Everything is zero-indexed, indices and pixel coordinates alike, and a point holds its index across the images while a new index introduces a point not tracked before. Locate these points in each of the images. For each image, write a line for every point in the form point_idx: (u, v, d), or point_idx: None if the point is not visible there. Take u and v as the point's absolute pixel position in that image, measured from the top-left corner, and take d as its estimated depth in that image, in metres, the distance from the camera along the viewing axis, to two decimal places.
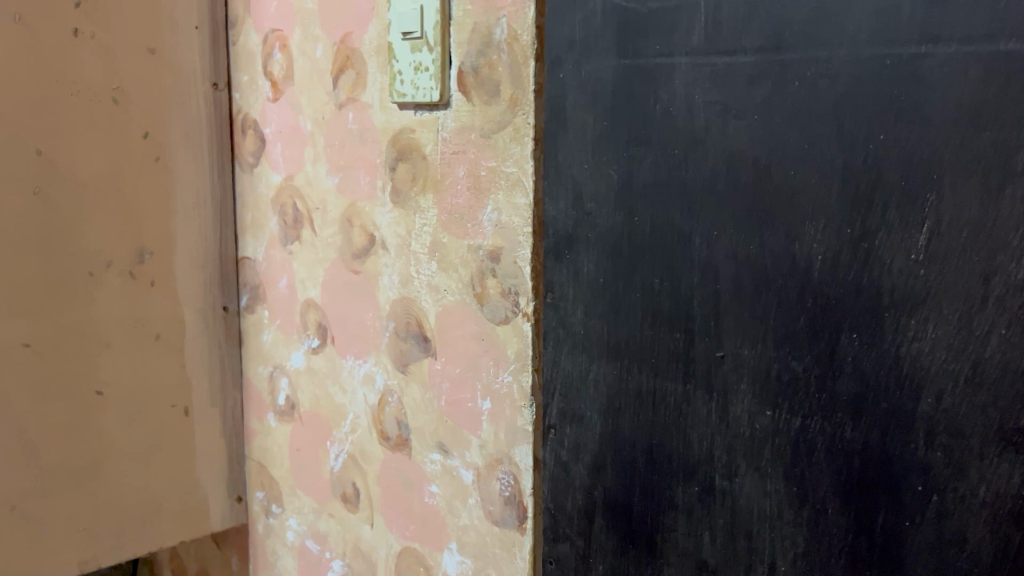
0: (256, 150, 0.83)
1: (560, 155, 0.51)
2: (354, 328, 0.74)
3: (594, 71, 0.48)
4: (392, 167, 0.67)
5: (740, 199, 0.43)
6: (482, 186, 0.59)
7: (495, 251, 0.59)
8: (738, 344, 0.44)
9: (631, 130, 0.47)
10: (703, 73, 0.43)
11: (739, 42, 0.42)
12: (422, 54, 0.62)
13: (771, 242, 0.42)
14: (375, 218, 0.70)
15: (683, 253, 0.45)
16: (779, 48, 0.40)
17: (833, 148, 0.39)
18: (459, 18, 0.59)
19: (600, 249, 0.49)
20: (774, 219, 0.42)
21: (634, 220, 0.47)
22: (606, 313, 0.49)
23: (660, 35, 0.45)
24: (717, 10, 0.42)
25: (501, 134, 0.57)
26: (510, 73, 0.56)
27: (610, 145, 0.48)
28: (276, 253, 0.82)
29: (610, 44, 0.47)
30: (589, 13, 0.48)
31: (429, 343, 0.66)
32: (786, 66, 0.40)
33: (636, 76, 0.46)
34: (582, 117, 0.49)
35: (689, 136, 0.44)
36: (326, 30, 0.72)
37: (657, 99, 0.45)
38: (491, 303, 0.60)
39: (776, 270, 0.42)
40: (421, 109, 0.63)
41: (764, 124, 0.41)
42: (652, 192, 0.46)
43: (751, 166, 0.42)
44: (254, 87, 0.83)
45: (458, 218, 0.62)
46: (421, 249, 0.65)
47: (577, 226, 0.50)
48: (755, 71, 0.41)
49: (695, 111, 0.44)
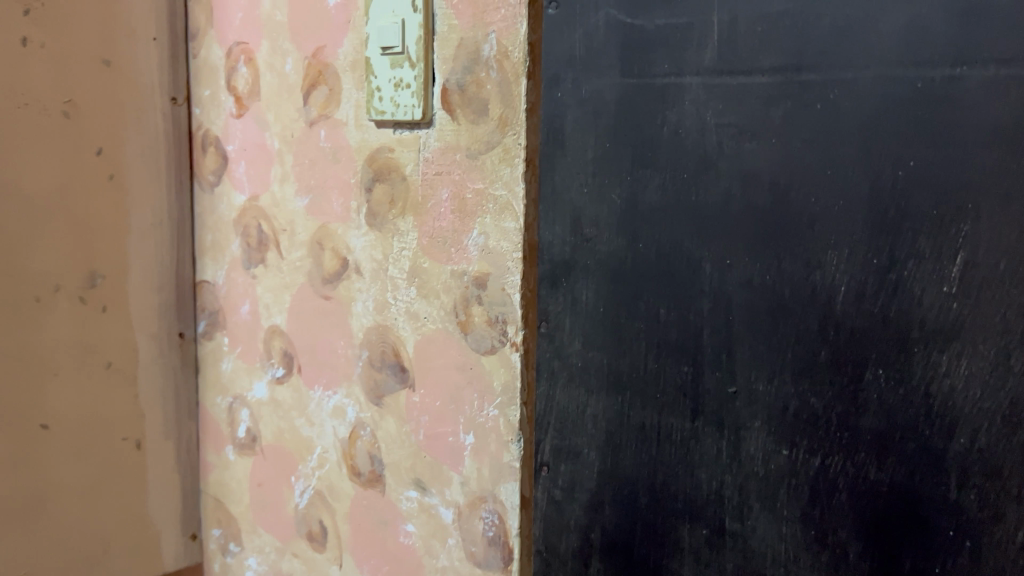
0: (217, 169, 0.79)
1: (558, 177, 0.48)
2: (323, 357, 0.70)
3: (594, 89, 0.46)
4: (368, 187, 0.64)
5: (755, 224, 0.40)
6: (467, 209, 0.56)
7: (481, 277, 0.56)
8: (752, 379, 0.41)
9: (635, 152, 0.44)
10: (715, 94, 0.41)
11: (756, 61, 0.39)
12: (403, 70, 0.59)
13: (790, 271, 0.40)
14: (348, 241, 0.66)
15: (692, 282, 0.43)
16: (800, 68, 0.38)
17: (859, 173, 0.37)
18: (444, 33, 0.56)
19: (600, 276, 0.47)
20: (793, 246, 0.39)
21: (638, 247, 0.45)
22: (606, 344, 0.47)
23: (669, 52, 0.42)
24: (732, 28, 0.40)
25: (489, 155, 0.55)
26: (499, 91, 0.53)
27: (611, 167, 0.45)
28: (237, 277, 0.78)
29: (612, 61, 0.45)
30: (590, 29, 0.46)
31: (407, 374, 0.63)
32: (806, 87, 0.38)
33: (641, 95, 0.44)
34: (581, 137, 0.47)
35: (699, 159, 0.42)
36: (297, 44, 0.69)
37: (665, 120, 0.43)
38: (476, 332, 0.57)
39: (795, 300, 0.40)
40: (401, 128, 0.60)
41: (783, 147, 0.39)
42: (659, 217, 0.44)
43: (768, 190, 0.40)
44: (216, 102, 0.79)
45: (441, 242, 0.59)
46: (400, 274, 0.62)
47: (575, 251, 0.48)
48: (773, 91, 0.39)
49: (706, 133, 0.41)
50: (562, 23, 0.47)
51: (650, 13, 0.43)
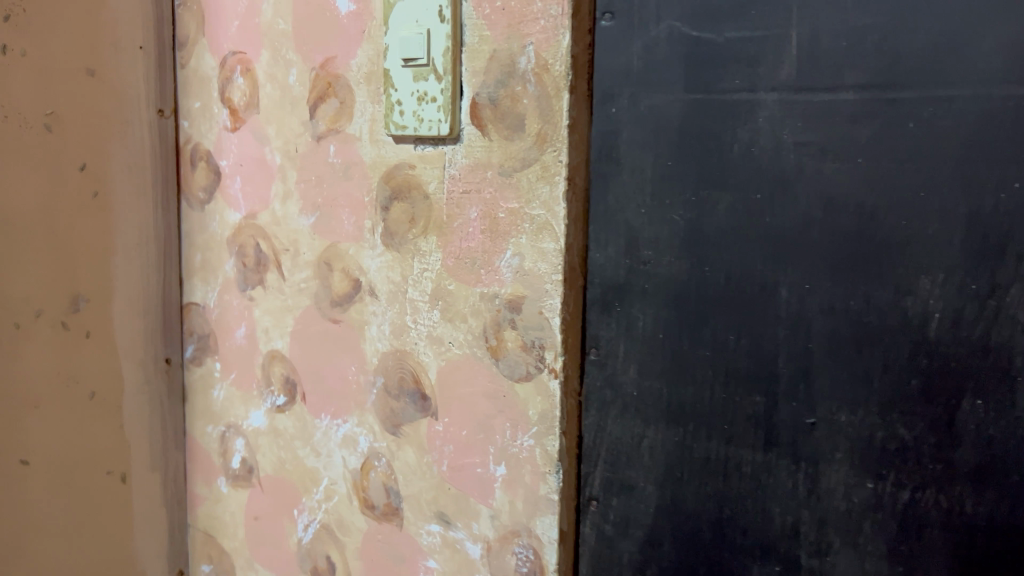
0: (209, 185, 0.75)
1: (611, 197, 0.46)
2: (331, 383, 0.66)
3: (654, 105, 0.43)
4: (385, 206, 0.61)
5: (840, 247, 0.38)
6: (499, 229, 0.54)
7: (514, 300, 0.54)
8: (834, 410, 0.39)
9: (701, 171, 0.42)
10: (793, 111, 0.39)
11: (840, 77, 0.38)
12: (428, 83, 0.56)
13: (877, 296, 0.38)
14: (361, 261, 0.63)
15: (766, 307, 0.41)
16: (890, 86, 0.36)
17: (956, 195, 0.35)
18: (474, 45, 0.54)
19: (659, 302, 0.44)
20: (881, 271, 0.37)
21: (703, 271, 0.42)
22: (665, 373, 0.44)
23: (740, 67, 0.40)
24: (814, 42, 0.38)
25: (525, 173, 0.52)
26: (537, 105, 0.51)
27: (672, 186, 0.43)
28: (231, 299, 0.74)
29: (675, 76, 0.42)
30: (650, 42, 0.43)
31: (428, 402, 0.59)
32: (897, 105, 0.36)
33: (709, 111, 0.41)
34: (638, 155, 0.44)
35: (776, 179, 0.40)
36: (302, 54, 0.66)
37: (736, 137, 0.41)
38: (509, 359, 0.54)
39: (883, 327, 0.38)
40: (424, 144, 0.57)
41: (871, 167, 0.37)
42: (729, 239, 0.41)
43: (853, 212, 0.38)
44: (207, 114, 0.75)
45: (469, 263, 0.56)
46: (421, 297, 0.59)
47: (630, 275, 0.45)
48: (859, 109, 0.37)
49: (784, 152, 0.40)
50: (618, 35, 0.45)
51: (720, 26, 0.41)
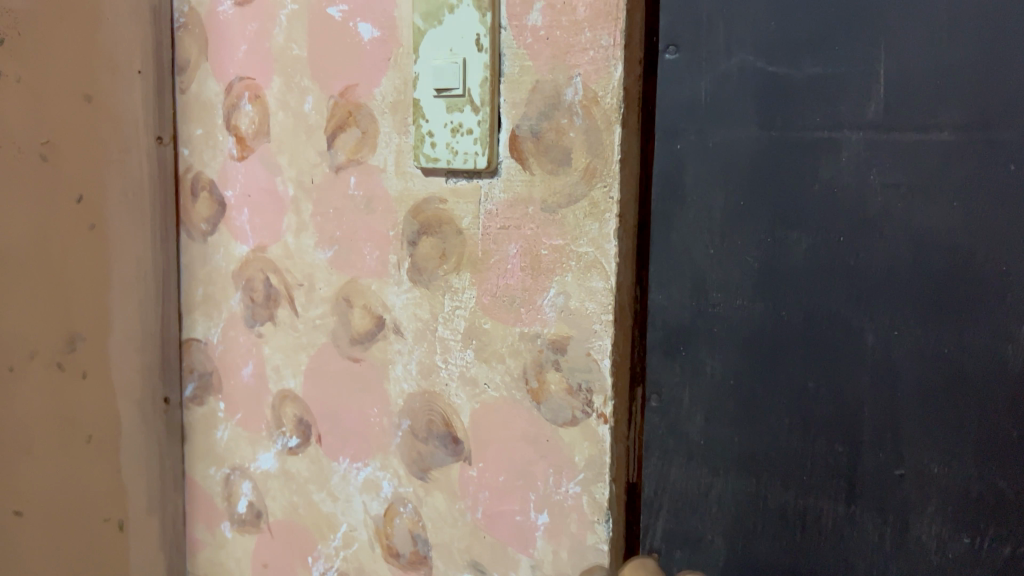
0: (212, 216, 0.72)
1: (674, 235, 0.43)
2: (351, 425, 0.63)
3: (724, 140, 0.41)
4: (413, 240, 0.58)
5: (934, 292, 0.37)
6: (542, 266, 0.51)
7: (559, 341, 0.51)
8: (926, 460, 0.38)
9: (778, 212, 0.40)
10: (881, 152, 0.38)
11: (933, 117, 0.36)
12: (463, 114, 0.53)
13: (972, 342, 0.37)
14: (385, 297, 0.60)
15: (851, 353, 0.39)
16: (987, 126, 0.35)
17: None
18: (514, 76, 0.52)
19: (731, 347, 0.42)
20: (978, 316, 0.36)
21: (780, 315, 0.41)
22: (736, 420, 0.42)
23: (821, 104, 0.39)
24: (903, 80, 0.37)
25: (571, 209, 0.50)
26: (586, 139, 0.49)
27: (745, 227, 0.41)
28: (238, 335, 0.70)
29: (748, 112, 0.41)
30: (720, 75, 0.41)
31: (461, 446, 0.57)
32: (995, 146, 0.35)
33: (786, 149, 0.40)
34: (706, 193, 0.42)
35: (862, 219, 0.38)
36: (319, 81, 0.63)
37: (817, 177, 0.39)
38: (552, 402, 0.52)
39: (980, 374, 0.37)
40: (457, 177, 0.55)
41: (968, 211, 0.36)
42: (810, 282, 0.40)
43: (948, 256, 0.36)
44: (210, 142, 0.71)
45: (507, 301, 0.53)
46: (453, 336, 0.57)
47: (697, 318, 0.43)
48: (955, 152, 0.36)
49: (870, 193, 0.38)
50: (681, 68, 0.43)
51: (798, 62, 0.39)
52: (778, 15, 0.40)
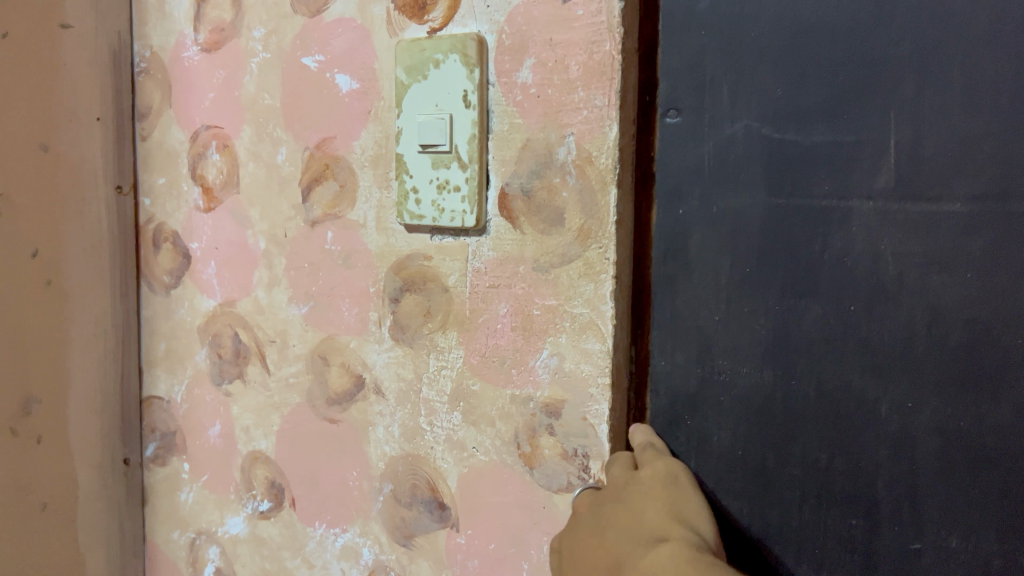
0: (176, 269, 0.69)
1: (680, 301, 0.45)
2: (328, 489, 0.61)
3: (731, 208, 0.42)
4: (395, 297, 0.57)
5: (950, 367, 0.37)
6: (534, 327, 0.50)
7: (553, 404, 0.50)
8: (943, 531, 0.38)
9: (789, 281, 0.41)
10: (890, 220, 0.38)
11: (948, 187, 0.36)
12: (450, 171, 0.52)
13: (992, 416, 0.37)
14: (365, 356, 0.58)
15: (866, 424, 0.40)
16: (1005, 198, 0.35)
17: None
18: (502, 132, 0.51)
19: (740, 412, 0.43)
20: (998, 390, 0.36)
21: (791, 383, 0.41)
22: (748, 483, 0.43)
23: (832, 172, 0.39)
24: (916, 150, 0.37)
25: (565, 270, 0.48)
26: (579, 199, 0.48)
27: (752, 295, 0.42)
28: (204, 393, 0.67)
29: (756, 178, 0.41)
30: (723, 142, 0.42)
31: (448, 512, 0.55)
32: (1015, 217, 0.35)
33: (797, 217, 0.40)
34: (713, 260, 0.43)
35: (875, 289, 0.39)
36: (294, 132, 0.61)
37: (826, 245, 0.39)
38: (546, 467, 0.50)
39: (1001, 449, 0.37)
40: (442, 234, 0.54)
41: (983, 280, 0.36)
42: (821, 351, 0.40)
43: (964, 328, 0.37)
44: (174, 192, 0.69)
45: (497, 362, 0.52)
46: (438, 398, 0.55)
47: (704, 383, 0.45)
48: (971, 223, 0.36)
49: (882, 261, 0.38)
50: (687, 132, 0.44)
51: (807, 129, 0.39)
52: (784, 82, 0.40)
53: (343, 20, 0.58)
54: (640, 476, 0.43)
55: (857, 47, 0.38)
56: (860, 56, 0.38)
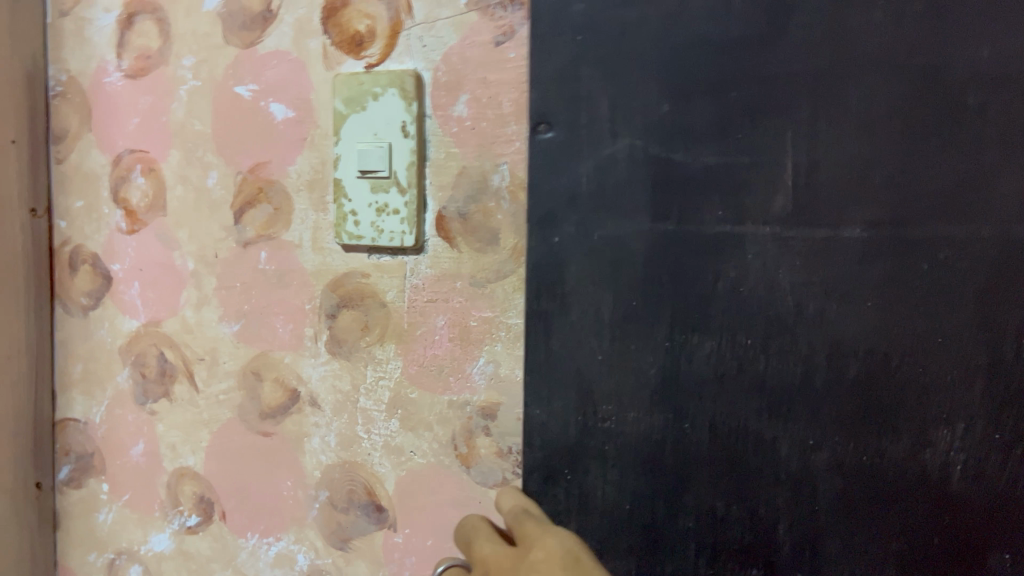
0: (95, 290, 0.69)
1: (555, 341, 0.50)
2: (260, 500, 0.63)
3: (610, 237, 0.48)
4: (331, 313, 0.60)
5: (851, 401, 0.44)
6: (471, 337, 0.55)
7: (489, 407, 0.55)
8: (856, 543, 0.45)
9: (678, 318, 0.47)
10: (761, 267, 0.45)
11: (843, 216, 0.43)
12: (389, 195, 0.56)
13: (890, 448, 0.44)
14: (300, 370, 0.61)
15: (765, 460, 0.46)
16: (898, 224, 0.43)
17: (972, 340, 0.42)
18: (439, 160, 0.55)
19: (627, 451, 0.49)
20: (896, 421, 0.44)
21: (682, 422, 0.48)
22: (631, 530, 0.50)
23: (721, 193, 0.45)
24: (812, 172, 0.44)
25: (500, 284, 0.54)
26: (513, 221, 0.53)
27: (643, 332, 0.48)
28: (126, 413, 0.68)
29: (642, 204, 0.47)
30: (604, 161, 0.47)
31: (386, 514, 0.58)
32: (907, 245, 0.43)
33: (681, 246, 0.46)
34: (594, 294, 0.49)
35: (766, 327, 0.45)
36: (224, 157, 0.64)
37: (720, 284, 0.46)
38: (482, 465, 0.55)
39: (897, 479, 0.44)
40: (380, 253, 0.58)
41: (878, 311, 0.43)
42: (709, 390, 0.47)
43: (861, 360, 0.44)
44: (93, 215, 0.69)
45: (435, 371, 0.57)
46: (376, 406, 0.59)
47: (585, 427, 0.50)
48: (867, 248, 0.43)
49: (777, 292, 0.45)
50: (559, 144, 0.49)
51: (694, 151, 0.45)
52: (672, 99, 0.46)
53: (277, 52, 0.61)
54: (534, 558, 0.45)
55: (733, 61, 0.44)
56: (742, 71, 0.44)
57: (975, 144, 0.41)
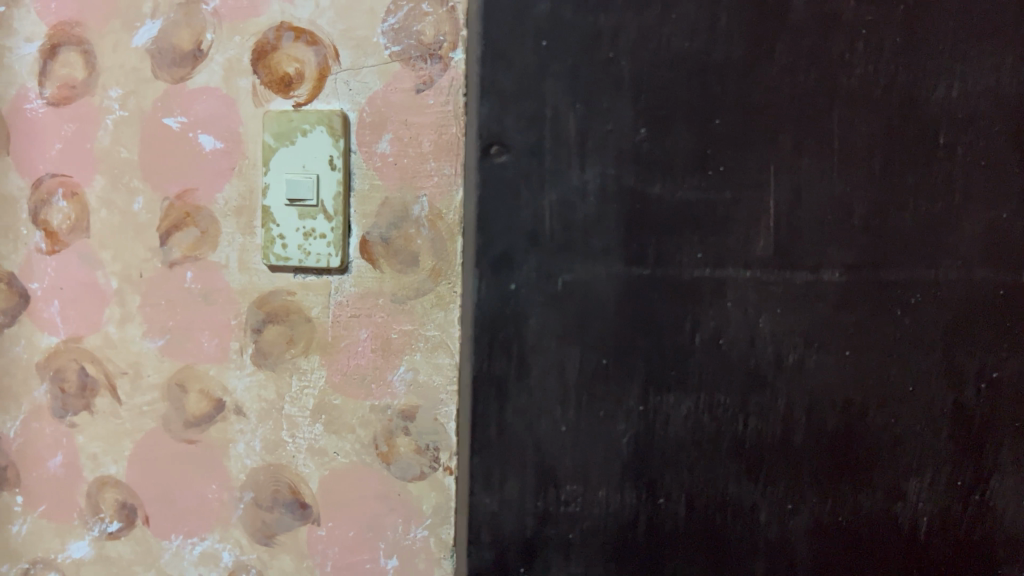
0: (11, 308, 0.71)
1: (524, 397, 0.55)
2: (184, 503, 0.68)
3: (581, 280, 0.53)
4: (257, 328, 0.66)
5: (828, 448, 0.55)
6: (392, 348, 0.63)
7: (408, 409, 0.63)
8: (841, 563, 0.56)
9: (656, 376, 0.54)
10: (732, 330, 0.53)
11: (820, 258, 0.53)
12: (316, 221, 0.63)
13: (860, 496, 0.55)
14: (226, 381, 0.66)
15: (744, 521, 0.56)
16: (875, 268, 0.53)
17: (931, 376, 0.54)
18: (364, 191, 0.63)
19: (607, 523, 0.56)
20: (850, 474, 0.55)
21: (661, 481, 0.55)
22: None
23: (703, 239, 0.53)
24: (791, 211, 0.52)
25: (419, 301, 0.63)
26: (432, 246, 0.62)
27: (618, 371, 0.54)
28: (43, 427, 0.71)
29: (612, 245, 0.53)
30: (570, 192, 0.53)
31: (309, 510, 0.65)
32: (886, 290, 0.53)
33: (662, 288, 0.53)
34: (562, 349, 0.54)
35: (744, 385, 0.54)
36: (152, 183, 0.67)
37: (696, 338, 0.53)
38: (402, 461, 0.63)
39: (868, 526, 0.56)
40: (306, 273, 0.64)
41: (853, 360, 0.54)
42: (683, 449, 0.55)
43: (835, 412, 0.54)
44: (9, 234, 0.70)
45: (358, 379, 0.64)
46: (301, 412, 0.65)
47: (547, 503, 0.56)
48: (844, 290, 0.53)
49: (757, 343, 0.53)
50: (511, 167, 0.53)
51: (671, 185, 0.52)
52: (646, 123, 0.52)
53: (206, 89, 0.66)
54: None
55: (703, 70, 0.52)
56: (700, 88, 0.52)
57: (941, 178, 0.53)
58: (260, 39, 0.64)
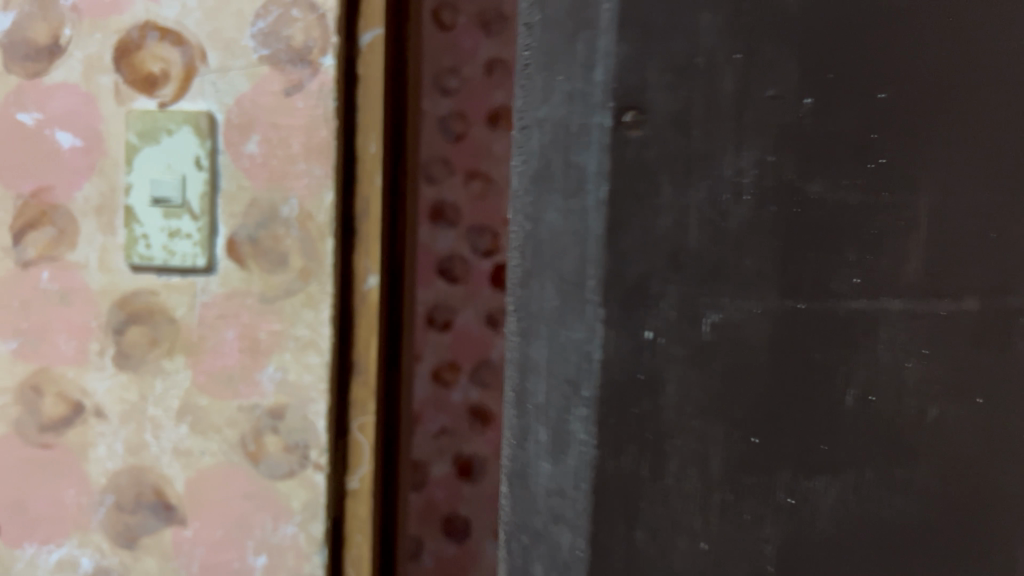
0: None
1: (558, 479, 0.45)
2: (38, 510, 0.66)
3: (737, 330, 0.44)
4: (118, 329, 0.65)
5: (956, 514, 0.51)
6: (260, 347, 0.65)
7: (276, 408, 0.65)
8: None
9: (801, 451, 0.47)
10: (883, 380, 0.48)
11: (906, 296, 0.48)
12: (181, 221, 0.63)
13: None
14: (85, 383, 0.65)
15: None
16: (1003, 292, 0.50)
17: (1000, 435, 0.52)
18: (230, 191, 0.63)
19: None
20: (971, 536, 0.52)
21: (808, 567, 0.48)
22: None
23: (825, 253, 0.45)
24: (942, 220, 0.48)
25: (288, 301, 0.64)
26: (300, 246, 0.64)
27: (738, 437, 0.45)
28: None
29: (765, 270, 0.44)
30: (719, 183, 0.43)
31: (175, 511, 0.66)
32: (1005, 317, 0.50)
33: (815, 328, 0.46)
34: (688, 438, 0.45)
35: (886, 459, 0.48)
36: (3, 182, 0.65)
37: (846, 398, 0.47)
38: (270, 460, 0.65)
39: None
40: (170, 273, 0.64)
41: (980, 412, 0.51)
42: (836, 531, 0.48)
43: (941, 486, 0.50)
44: None
45: (224, 379, 0.65)
46: (165, 413, 0.65)
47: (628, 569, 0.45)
48: (979, 316, 0.50)
49: (905, 398, 0.48)
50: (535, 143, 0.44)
51: (832, 178, 0.45)
52: (808, 87, 0.43)
53: (65, 86, 0.64)
54: None
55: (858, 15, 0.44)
56: (858, 35, 0.44)
57: None
58: (123, 38, 0.63)
